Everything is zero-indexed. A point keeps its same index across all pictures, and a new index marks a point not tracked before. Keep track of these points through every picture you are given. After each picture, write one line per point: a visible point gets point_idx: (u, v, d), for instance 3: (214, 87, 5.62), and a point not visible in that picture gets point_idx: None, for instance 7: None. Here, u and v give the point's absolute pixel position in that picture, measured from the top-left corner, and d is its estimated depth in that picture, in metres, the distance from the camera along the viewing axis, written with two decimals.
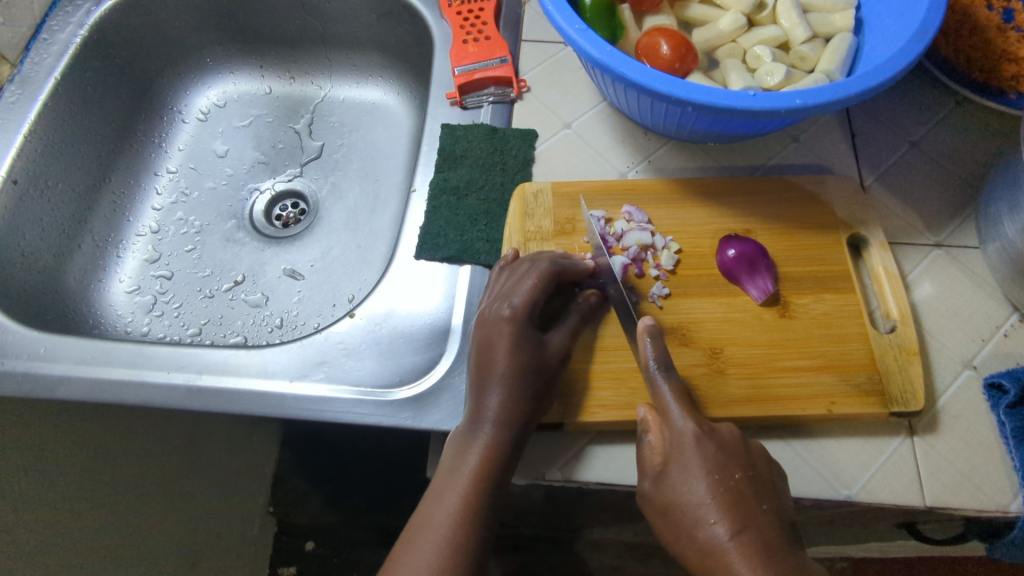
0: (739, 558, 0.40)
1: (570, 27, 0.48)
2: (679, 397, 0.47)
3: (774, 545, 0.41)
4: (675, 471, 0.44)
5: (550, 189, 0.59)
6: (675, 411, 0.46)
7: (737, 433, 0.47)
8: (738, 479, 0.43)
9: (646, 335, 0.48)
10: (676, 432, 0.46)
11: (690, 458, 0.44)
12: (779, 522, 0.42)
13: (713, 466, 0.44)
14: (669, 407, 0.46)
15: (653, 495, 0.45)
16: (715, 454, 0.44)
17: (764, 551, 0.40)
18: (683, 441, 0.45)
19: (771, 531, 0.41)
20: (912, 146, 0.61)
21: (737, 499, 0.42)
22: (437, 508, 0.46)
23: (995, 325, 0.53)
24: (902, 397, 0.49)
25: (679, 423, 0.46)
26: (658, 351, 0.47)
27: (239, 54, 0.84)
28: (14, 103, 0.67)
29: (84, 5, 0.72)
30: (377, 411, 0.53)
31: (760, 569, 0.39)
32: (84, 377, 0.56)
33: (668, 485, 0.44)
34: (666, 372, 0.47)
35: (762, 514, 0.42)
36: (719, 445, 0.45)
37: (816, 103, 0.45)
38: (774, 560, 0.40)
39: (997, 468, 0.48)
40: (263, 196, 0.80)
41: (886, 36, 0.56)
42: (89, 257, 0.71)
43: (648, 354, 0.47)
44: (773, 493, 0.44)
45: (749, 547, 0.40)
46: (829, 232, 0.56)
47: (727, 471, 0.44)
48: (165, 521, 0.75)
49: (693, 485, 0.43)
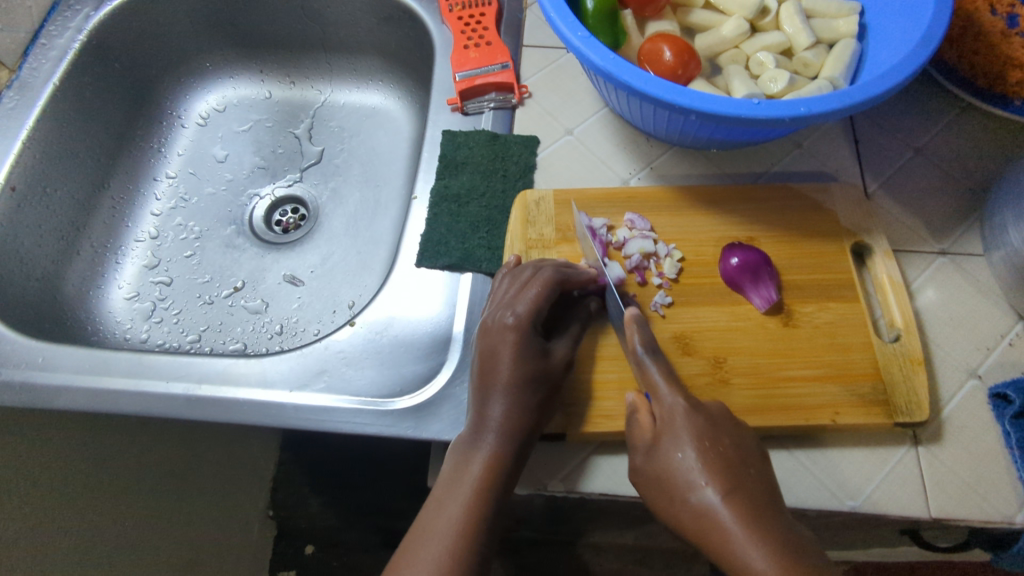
0: (732, 516, 0.40)
1: (573, 35, 0.48)
2: (666, 374, 0.47)
3: (762, 505, 0.41)
4: (667, 441, 0.45)
5: (551, 197, 0.59)
6: (662, 385, 0.46)
7: (721, 406, 0.47)
8: (726, 446, 0.44)
9: (633, 322, 0.48)
10: (666, 406, 0.46)
11: (681, 427, 0.45)
12: (765, 483, 0.43)
13: (702, 434, 0.44)
14: (658, 385, 0.46)
15: (646, 468, 0.45)
16: (704, 424, 0.45)
17: (754, 510, 0.41)
18: (673, 414, 0.45)
19: (759, 490, 0.42)
20: (916, 153, 0.61)
21: (727, 465, 0.43)
22: (439, 517, 0.45)
23: (1000, 334, 0.53)
24: (907, 407, 0.49)
25: (668, 398, 0.46)
26: (645, 338, 0.48)
27: (239, 58, 0.84)
28: (12, 110, 0.67)
29: (83, 10, 0.72)
30: (378, 421, 0.53)
31: (753, 526, 0.40)
32: (83, 386, 0.56)
33: (660, 456, 0.44)
34: (654, 355, 0.47)
35: (749, 476, 0.43)
36: (707, 416, 0.45)
37: (821, 112, 0.45)
38: (764, 517, 0.40)
39: (1003, 478, 0.48)
40: (263, 202, 0.79)
41: (892, 42, 0.55)
42: (88, 263, 0.71)
43: (636, 341, 0.48)
44: (757, 458, 0.45)
45: (740, 506, 0.41)
46: (833, 240, 0.56)
47: (716, 439, 0.44)
48: (163, 530, 0.75)
49: (684, 452, 0.44)
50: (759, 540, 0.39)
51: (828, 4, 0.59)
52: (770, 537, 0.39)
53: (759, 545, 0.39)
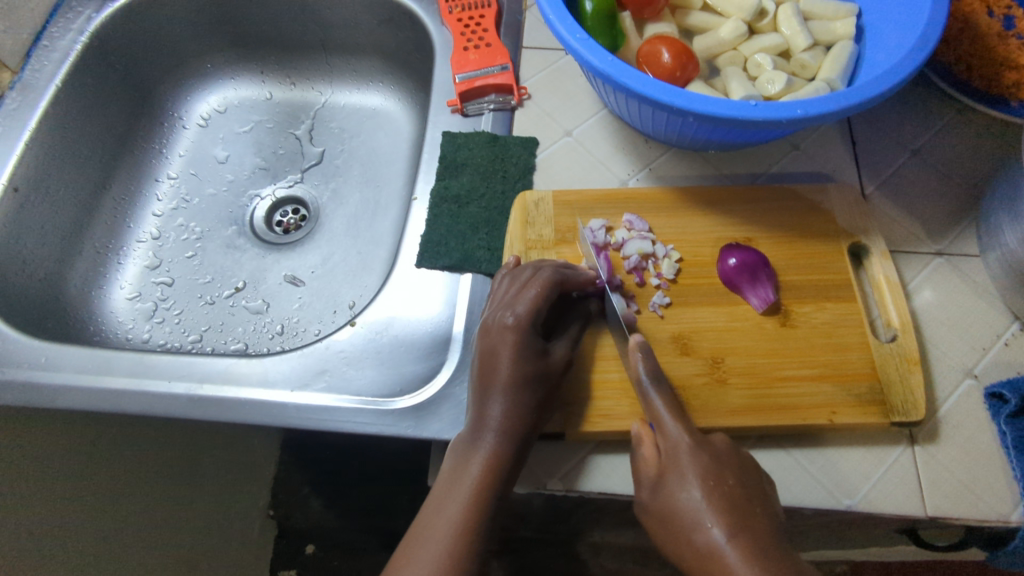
0: (737, 558, 0.40)
1: (571, 37, 0.48)
2: (672, 408, 0.47)
3: (771, 546, 0.40)
4: (672, 479, 0.45)
5: (550, 198, 0.59)
6: (667, 420, 0.47)
7: (730, 443, 0.47)
8: (733, 484, 0.44)
9: (637, 350, 0.48)
10: (671, 442, 0.46)
11: (685, 465, 0.45)
12: (775, 525, 0.42)
13: (708, 472, 0.44)
14: (663, 419, 0.47)
15: (652, 504, 0.45)
16: (709, 462, 0.45)
17: (761, 550, 0.40)
18: (677, 450, 0.45)
19: (768, 531, 0.41)
20: (913, 154, 0.61)
21: (733, 504, 0.43)
22: (438, 516, 0.46)
23: (996, 334, 0.53)
24: (903, 406, 0.49)
25: (673, 432, 0.46)
26: (651, 366, 0.48)
27: (240, 59, 0.84)
28: (14, 111, 0.67)
29: (86, 11, 0.72)
30: (378, 421, 0.53)
31: (761, 568, 0.39)
32: (85, 386, 0.56)
33: (665, 493, 0.45)
34: (657, 385, 0.47)
35: (758, 516, 0.42)
36: (713, 453, 0.45)
37: (817, 114, 0.45)
38: (773, 558, 0.39)
39: (998, 477, 0.48)
40: (263, 203, 0.80)
41: (888, 43, 0.56)
42: (89, 264, 0.71)
43: (641, 369, 0.48)
44: (769, 499, 0.44)
45: (746, 547, 0.40)
46: (830, 241, 0.56)
47: (722, 477, 0.44)
48: (164, 528, 0.75)
49: (688, 490, 0.44)
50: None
51: (824, 6, 0.59)
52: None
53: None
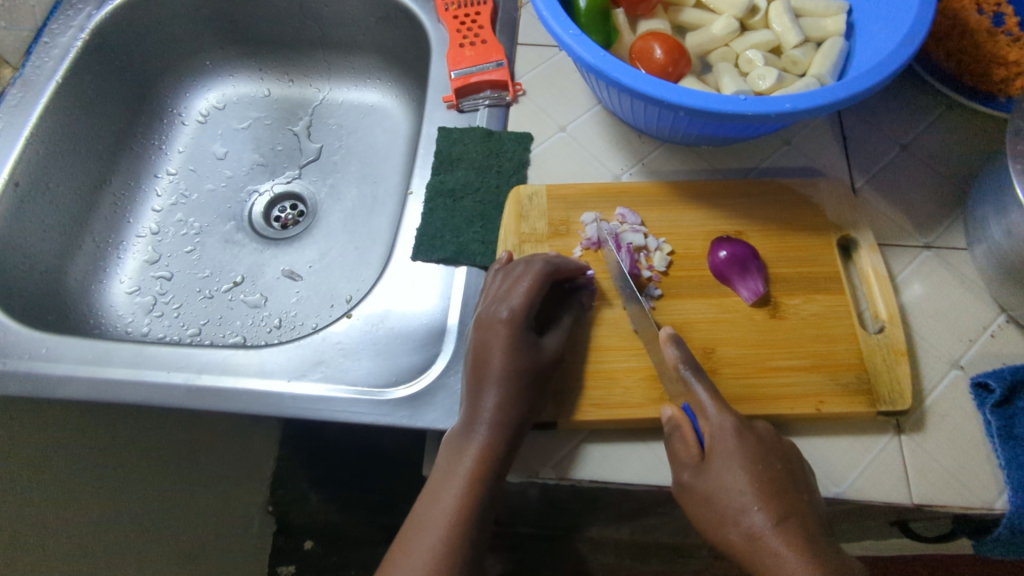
0: (783, 543, 0.42)
1: (564, 33, 0.49)
2: (712, 394, 0.48)
3: (813, 531, 0.43)
4: (718, 462, 0.46)
5: (544, 192, 0.60)
6: (711, 406, 0.47)
7: (771, 428, 0.48)
8: (778, 470, 0.45)
9: (669, 343, 0.49)
10: (716, 426, 0.47)
11: (734, 449, 0.46)
12: (815, 509, 0.45)
13: (755, 457, 0.45)
14: (706, 405, 0.47)
15: (694, 484, 0.46)
16: (755, 446, 0.46)
17: (806, 537, 0.42)
18: (724, 434, 0.46)
19: (810, 516, 0.44)
20: (902, 149, 0.62)
21: (779, 490, 0.44)
22: (433, 507, 0.47)
23: (982, 326, 0.54)
24: (890, 396, 0.50)
25: (717, 417, 0.47)
26: (685, 355, 0.49)
27: (239, 57, 0.85)
28: (15, 107, 0.68)
29: (85, 9, 0.73)
30: (374, 411, 0.54)
31: (806, 553, 0.41)
32: (85, 377, 0.57)
33: (710, 475, 0.46)
34: (697, 373, 0.48)
35: (801, 502, 0.44)
36: (758, 439, 0.46)
37: (806, 108, 0.46)
38: (816, 544, 0.42)
39: (984, 466, 0.49)
40: (262, 198, 0.80)
41: (877, 39, 0.56)
42: (90, 258, 0.72)
43: (677, 359, 0.48)
44: (807, 483, 0.46)
45: (791, 533, 0.42)
46: (820, 234, 0.57)
47: (768, 462, 0.45)
48: (163, 521, 0.76)
49: (736, 475, 0.45)
50: (812, 567, 0.41)
51: (816, 3, 0.60)
52: (824, 564, 0.41)
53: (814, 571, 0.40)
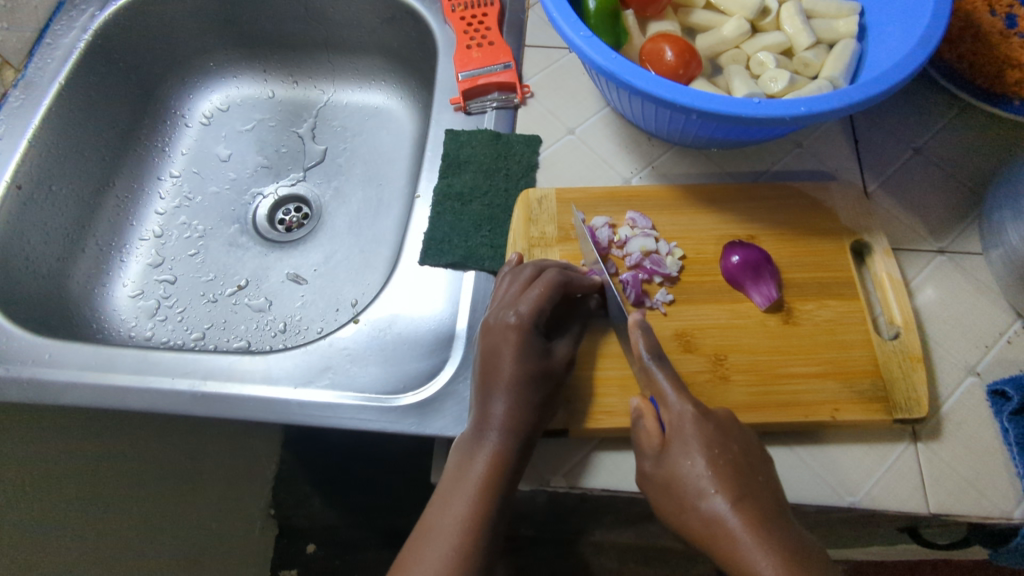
0: (741, 526, 0.40)
1: (575, 35, 0.48)
2: (672, 379, 0.46)
3: (771, 514, 0.41)
4: (676, 448, 0.44)
5: (554, 196, 0.59)
6: (669, 392, 0.46)
7: (731, 414, 0.47)
8: (736, 452, 0.44)
9: (638, 328, 0.48)
10: (675, 413, 0.45)
11: (691, 435, 0.44)
12: (773, 491, 0.43)
13: (711, 441, 0.44)
14: (665, 391, 0.46)
15: (653, 472, 0.45)
16: (713, 430, 0.45)
17: (764, 518, 0.41)
18: (682, 420, 0.45)
19: (769, 500, 0.42)
20: (915, 152, 0.61)
21: (735, 472, 0.43)
22: (444, 514, 0.46)
23: (998, 332, 0.53)
24: (906, 403, 0.49)
25: (676, 404, 0.45)
26: (650, 343, 0.47)
27: (243, 58, 0.84)
28: (18, 109, 0.67)
29: (89, 10, 0.73)
30: (382, 418, 0.53)
31: (761, 534, 0.40)
32: (89, 383, 0.56)
33: (668, 461, 0.44)
34: (659, 362, 0.47)
35: (760, 485, 0.43)
36: (716, 422, 0.45)
37: (820, 111, 0.45)
38: (774, 525, 0.40)
39: (1001, 474, 0.48)
40: (266, 201, 0.80)
41: (891, 41, 0.56)
42: (93, 262, 0.71)
43: (642, 348, 0.47)
44: (766, 467, 0.45)
45: (750, 515, 0.41)
46: (833, 238, 0.56)
47: (726, 446, 0.44)
48: (166, 528, 0.75)
49: (693, 459, 0.43)
50: (769, 547, 0.39)
51: (828, 4, 0.59)
52: (783, 545, 0.39)
53: (773, 554, 0.39)
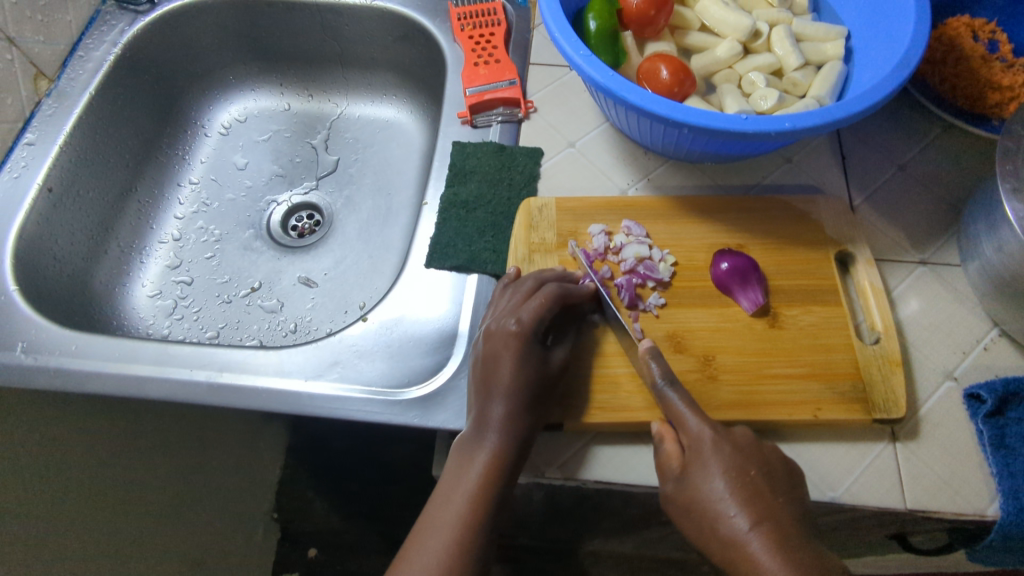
0: (759, 547, 0.42)
1: (576, 53, 0.52)
2: (689, 403, 0.49)
3: (790, 534, 0.43)
4: (697, 471, 0.47)
5: (553, 205, 0.62)
6: (688, 416, 0.48)
7: (751, 435, 0.49)
8: (754, 475, 0.46)
9: (648, 356, 0.51)
10: (693, 437, 0.48)
11: (710, 458, 0.47)
12: (794, 512, 0.45)
13: (730, 465, 0.46)
14: (683, 415, 0.49)
15: (676, 495, 0.48)
16: (732, 454, 0.47)
17: (781, 539, 0.43)
18: (701, 443, 0.48)
19: (789, 521, 0.44)
20: (900, 169, 0.64)
21: (754, 494, 0.45)
22: (445, 510, 0.48)
23: (975, 339, 0.56)
24: (885, 404, 0.52)
25: (694, 428, 0.48)
26: (664, 369, 0.50)
27: (261, 72, 0.89)
28: (50, 117, 0.71)
29: (118, 24, 0.77)
30: (386, 410, 0.56)
31: (779, 556, 0.42)
32: (111, 374, 0.59)
33: (689, 484, 0.47)
34: (673, 386, 0.50)
35: (780, 506, 0.45)
36: (734, 446, 0.48)
37: (804, 127, 0.48)
38: (793, 546, 0.43)
39: (976, 474, 0.50)
40: (280, 208, 0.83)
41: (875, 62, 0.59)
42: (115, 262, 0.75)
43: (656, 373, 0.50)
44: (789, 488, 0.47)
45: (769, 537, 0.43)
46: (819, 248, 0.59)
47: (744, 469, 0.46)
48: (172, 521, 0.78)
49: (712, 483, 0.46)
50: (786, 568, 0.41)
51: (816, 28, 0.63)
52: (800, 566, 0.41)
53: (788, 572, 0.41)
